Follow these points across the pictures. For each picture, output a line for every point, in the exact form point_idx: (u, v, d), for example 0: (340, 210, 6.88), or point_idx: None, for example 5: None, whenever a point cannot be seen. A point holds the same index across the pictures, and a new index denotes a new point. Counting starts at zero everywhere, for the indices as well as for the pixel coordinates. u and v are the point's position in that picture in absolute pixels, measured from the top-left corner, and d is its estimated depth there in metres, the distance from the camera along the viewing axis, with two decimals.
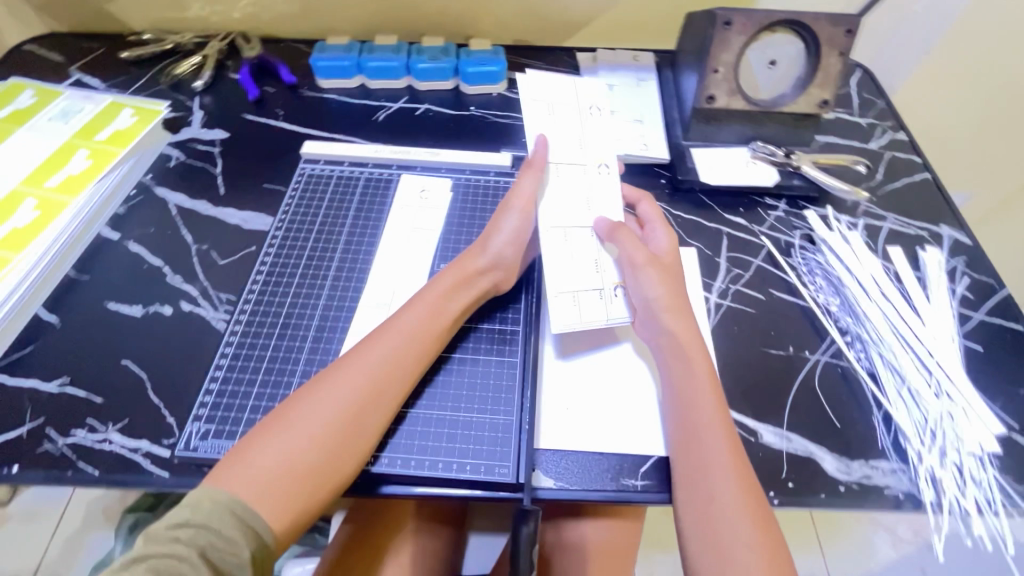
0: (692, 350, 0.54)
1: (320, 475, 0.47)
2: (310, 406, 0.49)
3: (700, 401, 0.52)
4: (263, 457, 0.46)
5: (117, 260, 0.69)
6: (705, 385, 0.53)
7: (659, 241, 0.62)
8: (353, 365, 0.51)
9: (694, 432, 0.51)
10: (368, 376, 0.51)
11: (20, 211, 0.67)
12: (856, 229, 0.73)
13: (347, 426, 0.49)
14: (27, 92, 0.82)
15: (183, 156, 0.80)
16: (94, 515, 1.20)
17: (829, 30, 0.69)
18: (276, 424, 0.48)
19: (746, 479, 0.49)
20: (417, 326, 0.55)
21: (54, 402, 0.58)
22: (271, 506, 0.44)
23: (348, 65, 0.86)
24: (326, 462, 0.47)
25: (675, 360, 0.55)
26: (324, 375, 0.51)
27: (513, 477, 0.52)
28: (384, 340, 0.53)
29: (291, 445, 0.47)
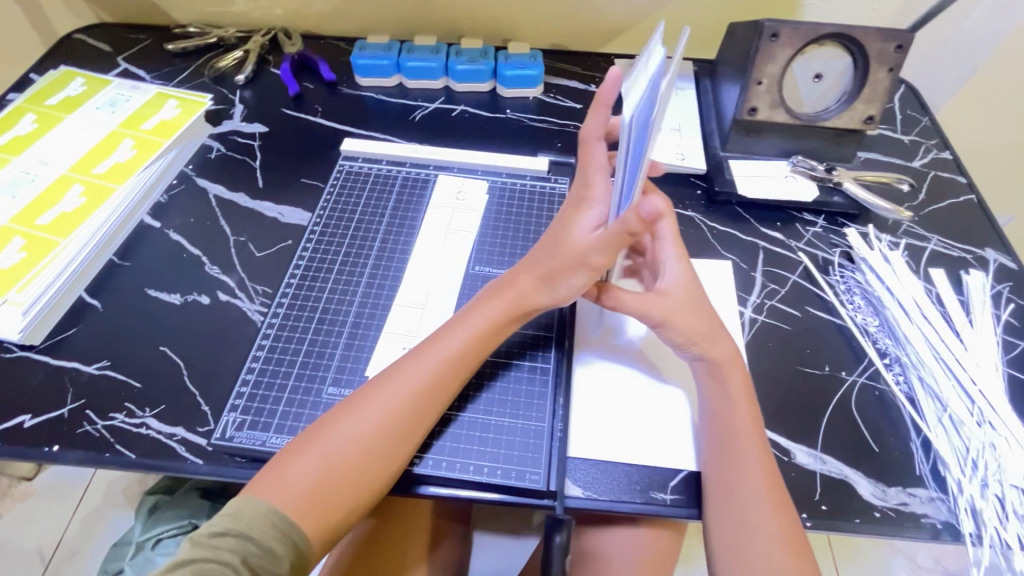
0: (732, 373, 0.54)
1: (356, 489, 0.48)
2: (348, 424, 0.49)
3: (737, 424, 0.52)
4: (302, 472, 0.47)
5: (157, 248, 0.71)
6: (743, 409, 0.52)
7: (672, 276, 0.58)
8: (391, 386, 0.51)
9: (728, 457, 0.50)
10: (406, 397, 0.51)
11: (67, 197, 0.69)
12: (898, 249, 0.71)
13: (385, 445, 0.49)
14: (78, 80, 0.84)
15: (224, 148, 0.81)
16: (115, 494, 1.22)
17: (879, 44, 0.68)
18: (315, 438, 0.49)
19: (778, 507, 0.48)
20: (458, 350, 0.54)
21: (94, 385, 0.59)
22: (310, 519, 0.46)
23: (387, 64, 0.87)
24: (363, 479, 0.48)
25: (711, 381, 0.54)
26: (362, 394, 0.51)
27: (544, 484, 0.52)
28: (424, 361, 0.53)
29: (329, 459, 0.48)
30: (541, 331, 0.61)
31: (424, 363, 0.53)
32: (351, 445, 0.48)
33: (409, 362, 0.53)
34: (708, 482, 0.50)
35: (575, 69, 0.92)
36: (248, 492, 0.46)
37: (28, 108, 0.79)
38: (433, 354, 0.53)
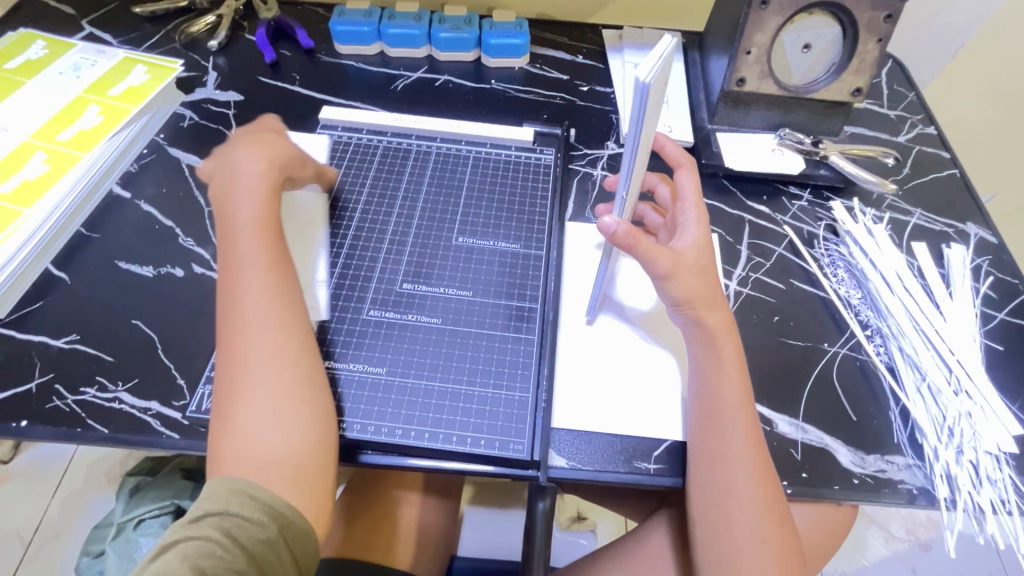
0: (726, 340, 0.53)
1: (304, 420, 0.47)
2: (245, 376, 0.48)
3: (729, 392, 0.51)
4: (248, 438, 0.46)
5: (128, 219, 0.68)
6: (731, 375, 0.52)
7: (691, 235, 0.55)
8: (248, 321, 0.50)
9: (719, 423, 0.50)
10: (268, 321, 0.50)
11: (30, 163, 0.66)
12: (881, 222, 0.71)
13: (283, 366, 0.49)
14: (39, 43, 0.79)
15: (197, 116, 0.78)
16: (95, 476, 1.21)
17: (868, 14, 0.67)
18: (233, 407, 0.47)
19: (765, 472, 0.49)
20: (268, 255, 0.52)
21: (63, 359, 0.57)
22: (290, 470, 0.45)
23: (367, 31, 0.84)
24: (302, 410, 0.47)
25: (705, 349, 0.53)
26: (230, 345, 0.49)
27: (529, 454, 0.51)
28: (253, 286, 0.51)
29: (254, 417, 0.46)
30: (527, 302, 0.61)
31: (250, 285, 0.51)
32: (260, 390, 0.47)
33: (235, 291, 0.51)
34: (697, 452, 0.50)
35: (562, 38, 0.90)
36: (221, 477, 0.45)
37: None
38: (244, 275, 0.51)
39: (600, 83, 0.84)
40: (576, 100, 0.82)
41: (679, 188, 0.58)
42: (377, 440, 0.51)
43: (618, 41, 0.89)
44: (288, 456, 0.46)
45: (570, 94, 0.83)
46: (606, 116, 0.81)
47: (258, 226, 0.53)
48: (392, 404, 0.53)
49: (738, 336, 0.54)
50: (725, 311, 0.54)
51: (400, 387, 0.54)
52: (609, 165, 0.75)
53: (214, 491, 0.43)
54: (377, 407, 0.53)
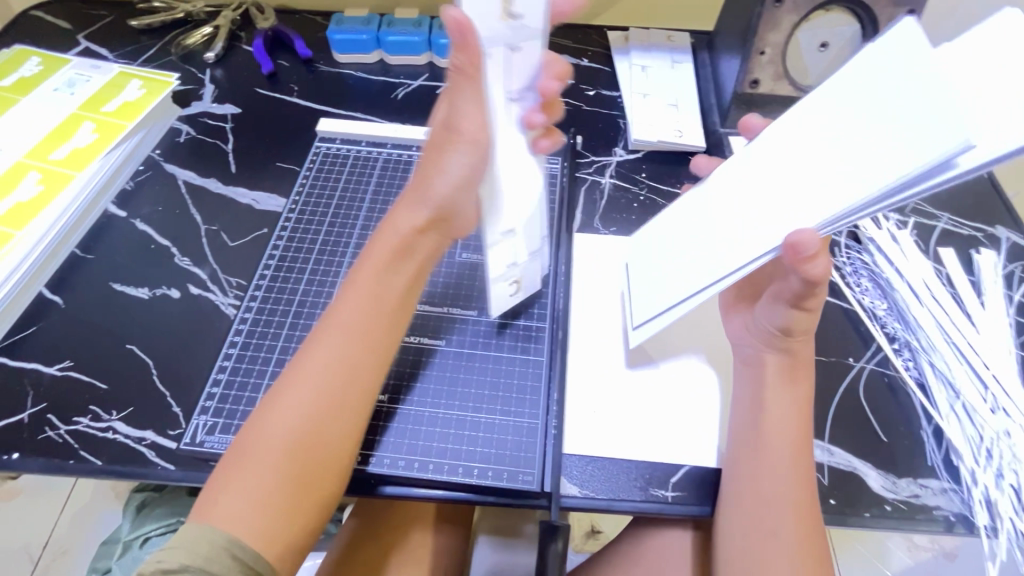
0: (797, 379, 0.49)
1: (317, 474, 0.44)
2: (285, 408, 0.45)
3: (783, 429, 0.47)
4: (253, 465, 0.43)
5: (123, 240, 0.66)
6: (796, 417, 0.48)
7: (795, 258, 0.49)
8: (317, 361, 0.46)
9: (772, 461, 0.47)
10: (336, 371, 0.46)
11: (23, 184, 0.65)
12: (906, 228, 0.68)
13: (320, 442, 0.44)
14: (33, 60, 0.78)
15: (194, 131, 0.76)
16: (102, 494, 1.20)
17: (889, 9, 0.63)
18: (254, 429, 0.45)
19: (806, 519, 0.45)
20: (362, 316, 0.48)
21: (56, 387, 0.55)
22: (269, 528, 0.41)
23: (366, 39, 0.82)
24: (319, 464, 0.44)
25: (775, 386, 0.49)
26: (292, 372, 0.47)
27: (538, 485, 0.48)
28: (337, 326, 0.48)
29: (262, 471, 0.42)
30: (533, 323, 0.58)
31: (329, 344, 0.47)
32: (290, 428, 0.44)
33: (316, 342, 0.47)
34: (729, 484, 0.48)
35: (566, 41, 0.87)
36: (200, 519, 0.41)
37: None
38: (338, 317, 0.48)
39: (607, 87, 0.82)
40: (582, 105, 0.80)
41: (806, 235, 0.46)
42: (381, 472, 0.49)
43: (625, 44, 0.86)
44: (278, 510, 0.42)
45: (576, 99, 0.80)
46: (614, 121, 0.78)
47: (368, 288, 0.49)
48: (396, 434, 0.51)
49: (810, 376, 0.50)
50: (808, 346, 0.49)
51: (404, 416, 0.52)
52: (618, 173, 0.72)
53: (189, 539, 0.40)
54: (380, 438, 0.50)
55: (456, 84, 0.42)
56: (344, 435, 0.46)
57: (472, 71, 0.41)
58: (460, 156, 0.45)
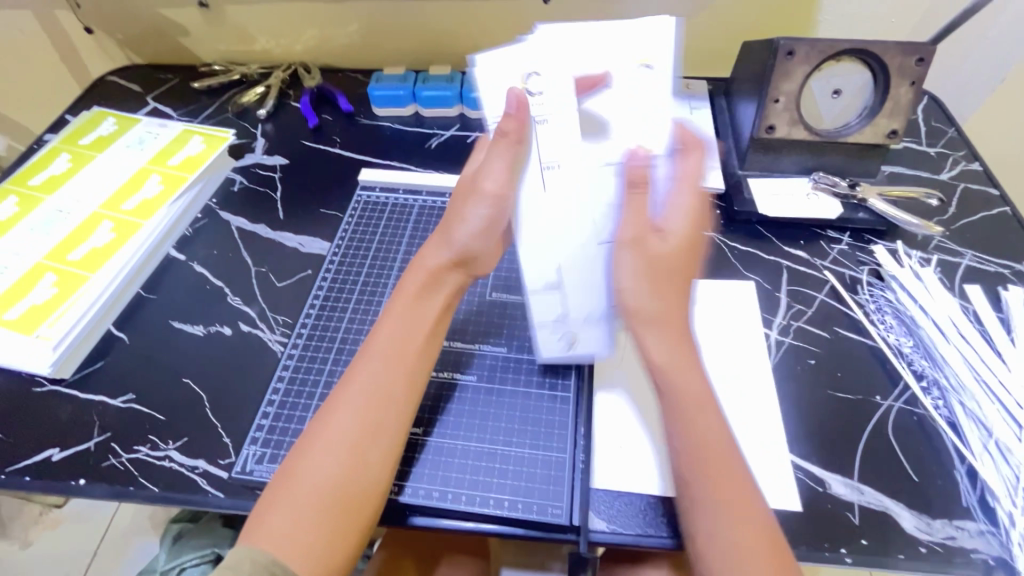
0: (679, 373, 0.48)
1: (357, 498, 0.46)
2: (328, 436, 0.48)
3: (698, 430, 0.47)
4: (300, 491, 0.46)
5: (182, 281, 0.72)
6: (697, 413, 0.47)
7: (675, 223, 0.50)
8: (356, 389, 0.50)
9: (705, 465, 0.46)
10: (374, 398, 0.50)
11: (98, 232, 0.72)
12: (929, 265, 0.69)
13: (358, 464, 0.47)
14: (109, 120, 0.88)
15: (246, 181, 0.84)
16: (139, 522, 1.34)
17: (899, 58, 0.66)
18: (300, 456, 0.48)
19: (757, 519, 0.44)
20: (396, 345, 0.52)
21: (119, 418, 0.60)
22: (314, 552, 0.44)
23: (402, 94, 0.88)
24: (359, 483, 0.47)
25: (660, 385, 0.49)
26: (334, 398, 0.51)
27: (567, 518, 0.50)
28: (374, 356, 0.51)
29: (307, 491, 0.46)
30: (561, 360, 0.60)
31: (367, 372, 0.51)
32: (333, 453, 0.47)
33: (356, 370, 0.51)
34: None
35: None
36: (248, 542, 0.44)
37: (64, 148, 0.83)
38: (373, 348, 0.52)
39: None
40: None
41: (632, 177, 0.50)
42: (416, 502, 0.51)
43: None
44: (321, 530, 0.45)
45: None
46: None
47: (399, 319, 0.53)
48: (430, 466, 0.53)
49: (691, 361, 0.49)
50: (677, 328, 0.49)
51: (437, 448, 0.54)
52: None
53: (233, 561, 0.43)
54: (416, 469, 0.53)
55: (499, 144, 0.49)
56: (382, 457, 0.48)
57: (513, 135, 0.48)
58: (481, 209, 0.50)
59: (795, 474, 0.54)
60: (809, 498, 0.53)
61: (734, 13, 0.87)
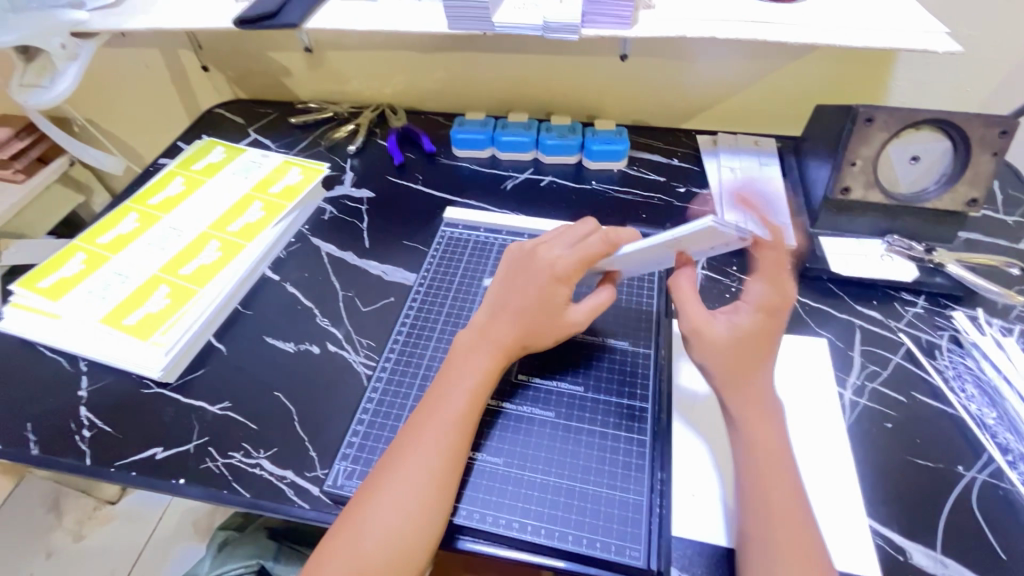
0: (756, 427, 0.53)
1: (404, 558, 0.49)
2: (386, 495, 0.51)
3: (767, 474, 0.51)
4: (364, 539, 0.49)
5: (275, 299, 0.78)
6: (766, 459, 0.51)
7: (741, 317, 0.56)
8: (425, 449, 0.53)
9: (769, 508, 0.49)
10: (438, 462, 0.52)
11: (206, 250, 0.79)
12: (1011, 334, 0.68)
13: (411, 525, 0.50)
14: (218, 149, 0.97)
15: (336, 210, 0.90)
16: (184, 526, 1.38)
17: (981, 130, 0.67)
18: (360, 509, 0.51)
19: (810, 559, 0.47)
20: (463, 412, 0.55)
21: (216, 423, 0.65)
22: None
23: (483, 138, 0.95)
24: (411, 544, 0.49)
25: (737, 430, 0.53)
26: (400, 453, 0.53)
27: (645, 562, 0.51)
28: (439, 420, 0.54)
29: (366, 546, 0.48)
30: (637, 401, 0.62)
31: (433, 433, 0.54)
32: (398, 516, 0.50)
33: (421, 430, 0.54)
34: None
35: (658, 143, 0.97)
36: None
37: (179, 173, 0.92)
38: (443, 409, 0.55)
39: (697, 186, 0.90)
40: (673, 200, 0.88)
41: (673, 286, 0.58)
42: (498, 532, 0.53)
43: (713, 146, 0.95)
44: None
45: (668, 195, 0.89)
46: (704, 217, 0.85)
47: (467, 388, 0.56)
48: (511, 496, 0.55)
49: (765, 413, 0.53)
50: (755, 389, 0.54)
51: (518, 480, 0.56)
52: (709, 265, 0.78)
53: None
54: (497, 498, 0.54)
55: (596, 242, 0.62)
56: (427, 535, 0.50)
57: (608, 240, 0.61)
58: (557, 330, 0.60)
59: (874, 540, 0.53)
60: (889, 566, 0.52)
61: (805, 77, 0.91)
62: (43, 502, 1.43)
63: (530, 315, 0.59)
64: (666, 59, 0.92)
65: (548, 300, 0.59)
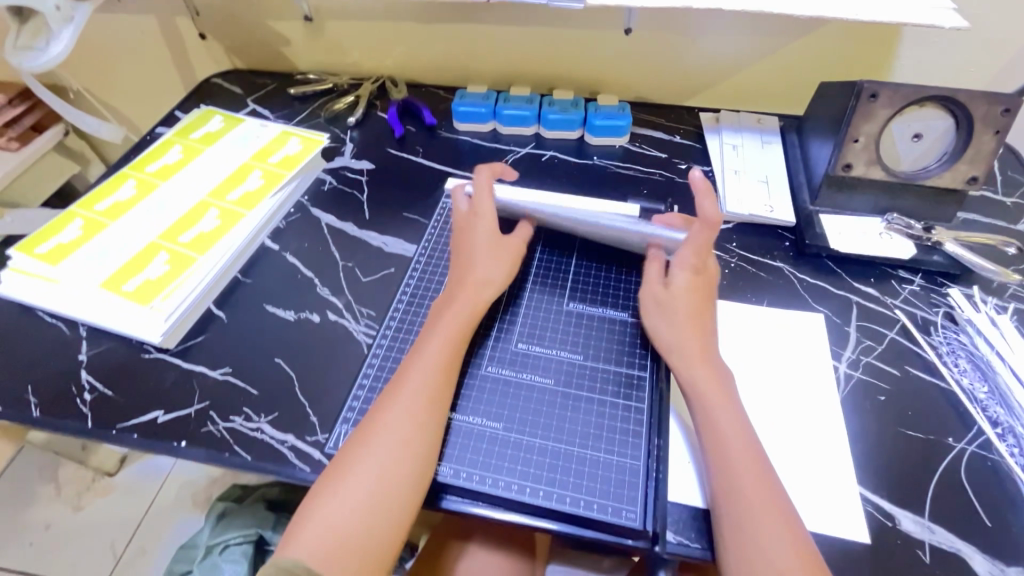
0: (708, 384, 0.55)
1: (389, 508, 0.50)
2: (375, 451, 0.52)
3: (725, 428, 0.53)
4: (351, 490, 0.50)
5: (275, 268, 0.78)
6: (723, 418, 0.53)
7: (678, 278, 0.61)
8: (402, 405, 0.54)
9: (726, 462, 0.51)
10: (416, 416, 0.54)
11: (206, 218, 0.79)
12: (1005, 312, 0.69)
13: (391, 477, 0.51)
14: (217, 118, 0.96)
15: (335, 181, 0.89)
16: (183, 498, 1.40)
17: (984, 107, 0.67)
18: (348, 462, 0.52)
19: (772, 502, 0.49)
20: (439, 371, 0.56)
21: (217, 388, 0.65)
22: (357, 554, 0.48)
23: (484, 111, 0.94)
24: (396, 496, 0.50)
25: (689, 387, 0.56)
26: (381, 411, 0.54)
27: (640, 523, 0.52)
28: (416, 376, 0.56)
29: (352, 502, 0.49)
30: (635, 368, 0.62)
31: (412, 386, 0.55)
32: (380, 468, 0.51)
33: (401, 386, 0.56)
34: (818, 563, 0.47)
35: (660, 120, 0.97)
36: (292, 542, 0.49)
37: (177, 141, 0.91)
38: (422, 365, 0.57)
39: (698, 162, 0.90)
40: (674, 177, 0.88)
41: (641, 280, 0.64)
42: (498, 493, 0.53)
43: (716, 123, 0.94)
44: (360, 537, 0.48)
45: (670, 172, 0.89)
46: (705, 193, 0.85)
47: (440, 344, 0.58)
48: (510, 460, 0.55)
49: (714, 365, 0.57)
50: (699, 348, 0.58)
51: (517, 443, 0.56)
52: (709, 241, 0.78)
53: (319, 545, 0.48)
54: (496, 461, 0.55)
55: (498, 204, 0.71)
56: (410, 487, 0.51)
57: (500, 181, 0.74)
58: (501, 263, 0.65)
59: (864, 506, 0.54)
60: (878, 531, 0.53)
61: (810, 55, 0.90)
62: (43, 473, 1.44)
63: (477, 263, 0.64)
64: (671, 34, 0.91)
65: (478, 245, 0.65)
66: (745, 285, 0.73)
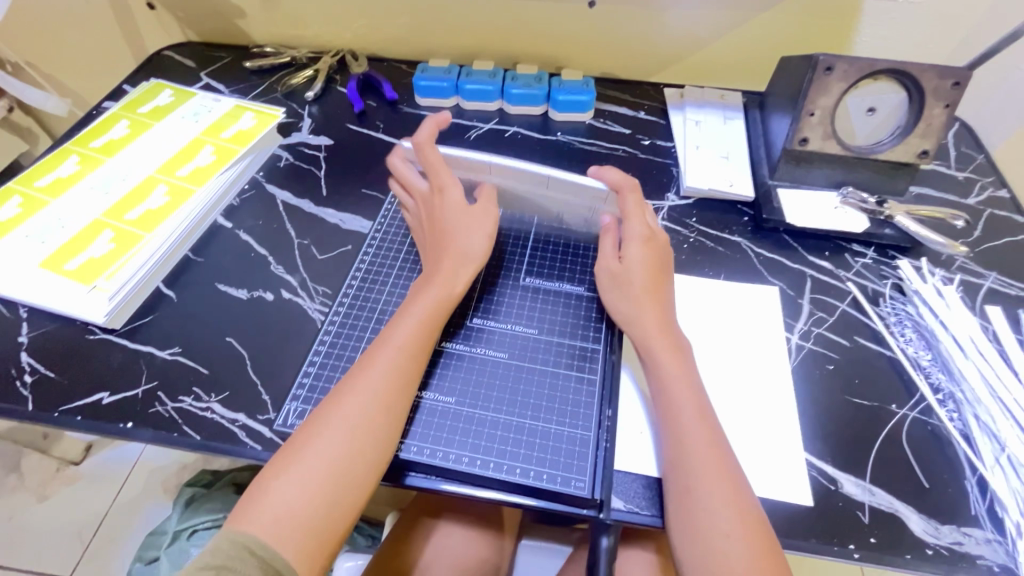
0: (667, 356, 0.56)
1: (345, 482, 0.49)
2: (330, 425, 0.51)
3: (679, 399, 0.53)
4: (305, 466, 0.49)
5: (228, 246, 0.76)
6: (680, 390, 0.54)
7: (633, 250, 0.62)
8: (364, 380, 0.54)
9: (678, 433, 0.52)
10: (378, 390, 0.53)
11: (153, 194, 0.76)
12: (951, 284, 0.71)
13: (348, 452, 0.50)
14: (166, 92, 0.92)
15: (292, 157, 0.87)
16: (152, 485, 1.37)
17: (935, 81, 0.68)
18: (304, 436, 0.51)
19: (721, 466, 0.50)
20: (404, 349, 0.56)
21: (166, 368, 0.64)
22: (309, 525, 0.47)
23: (445, 86, 0.92)
24: (352, 471, 0.50)
25: (651, 359, 0.56)
26: (343, 388, 0.54)
27: (589, 492, 0.52)
28: (380, 353, 0.56)
29: (304, 475, 0.49)
30: (590, 341, 0.63)
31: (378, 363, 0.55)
32: (336, 441, 0.50)
33: (365, 362, 0.55)
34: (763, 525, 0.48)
35: (625, 96, 0.96)
36: (241, 516, 0.48)
37: (124, 115, 0.87)
38: (389, 341, 0.56)
39: (661, 138, 0.89)
40: (637, 152, 0.87)
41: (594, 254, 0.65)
42: (449, 467, 0.53)
43: (680, 99, 0.94)
44: (314, 510, 0.48)
45: (633, 147, 0.88)
46: (667, 169, 0.85)
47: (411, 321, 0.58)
48: (462, 433, 0.55)
49: (673, 335, 0.57)
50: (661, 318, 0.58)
51: (470, 417, 0.56)
52: (670, 216, 0.78)
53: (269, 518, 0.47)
54: (449, 435, 0.55)
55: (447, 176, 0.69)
56: (366, 461, 0.50)
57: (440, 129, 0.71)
58: (481, 231, 0.64)
59: (809, 472, 0.56)
60: (822, 495, 0.54)
61: (773, 30, 0.90)
62: (2, 463, 1.40)
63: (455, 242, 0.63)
64: (635, 7, 0.90)
65: (453, 225, 0.64)
66: (703, 260, 0.74)
